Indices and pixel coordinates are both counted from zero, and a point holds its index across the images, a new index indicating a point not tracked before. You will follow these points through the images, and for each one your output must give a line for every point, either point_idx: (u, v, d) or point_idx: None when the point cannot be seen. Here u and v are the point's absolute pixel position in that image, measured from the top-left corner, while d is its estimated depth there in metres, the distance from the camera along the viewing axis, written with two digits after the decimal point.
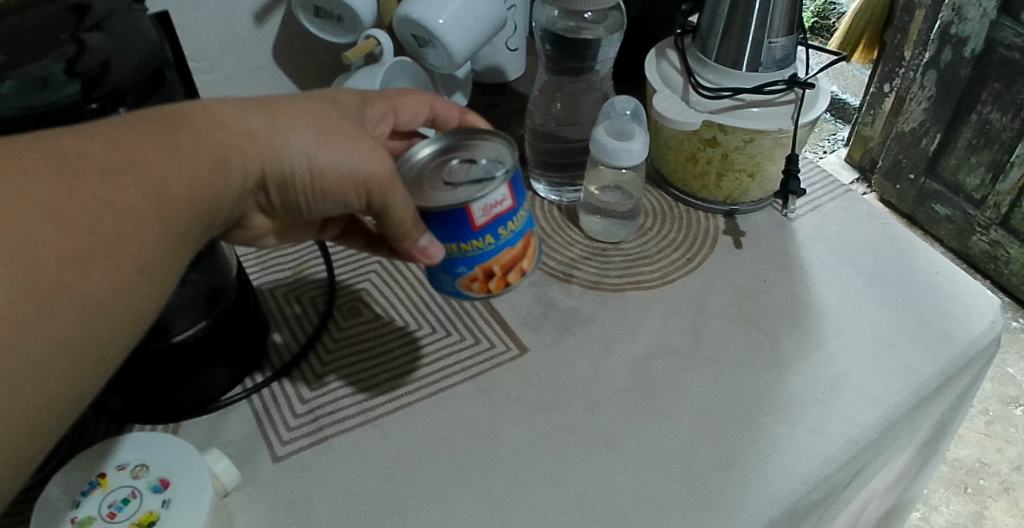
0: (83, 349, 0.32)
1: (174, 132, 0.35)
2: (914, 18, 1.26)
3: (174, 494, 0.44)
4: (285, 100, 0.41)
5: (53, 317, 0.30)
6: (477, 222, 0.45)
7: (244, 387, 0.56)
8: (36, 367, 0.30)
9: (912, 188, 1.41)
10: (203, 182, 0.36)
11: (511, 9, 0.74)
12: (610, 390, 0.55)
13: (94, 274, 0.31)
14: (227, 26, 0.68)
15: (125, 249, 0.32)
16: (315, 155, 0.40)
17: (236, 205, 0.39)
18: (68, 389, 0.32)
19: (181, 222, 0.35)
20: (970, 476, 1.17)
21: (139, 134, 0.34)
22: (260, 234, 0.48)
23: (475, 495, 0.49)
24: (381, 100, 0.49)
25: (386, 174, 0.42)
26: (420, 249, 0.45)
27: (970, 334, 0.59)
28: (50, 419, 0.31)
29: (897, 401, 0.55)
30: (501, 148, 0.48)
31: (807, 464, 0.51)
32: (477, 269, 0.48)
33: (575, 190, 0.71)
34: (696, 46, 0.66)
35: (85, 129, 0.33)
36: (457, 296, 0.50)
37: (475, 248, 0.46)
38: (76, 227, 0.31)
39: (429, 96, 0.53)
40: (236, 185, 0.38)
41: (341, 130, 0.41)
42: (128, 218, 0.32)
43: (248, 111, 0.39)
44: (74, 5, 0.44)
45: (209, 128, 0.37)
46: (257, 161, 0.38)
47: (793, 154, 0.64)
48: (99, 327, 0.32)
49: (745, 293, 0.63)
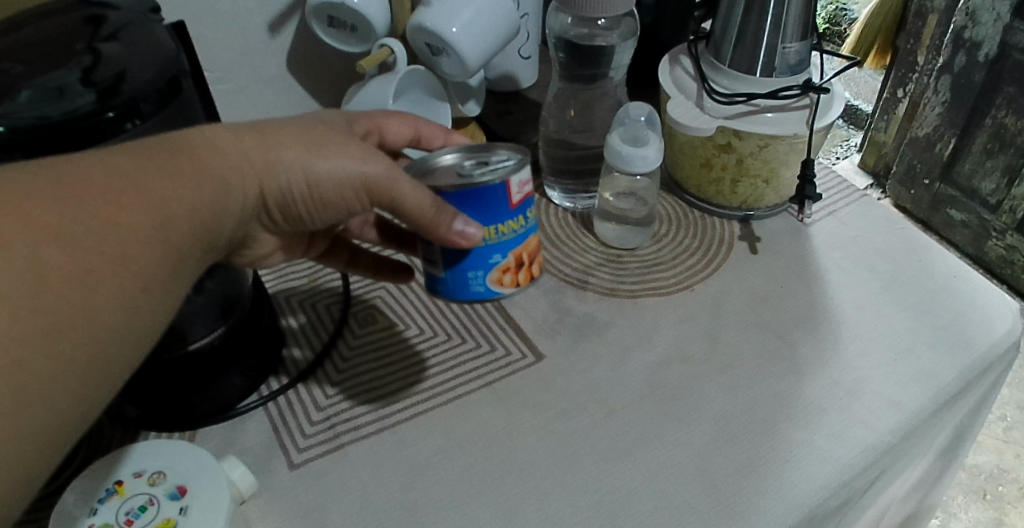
0: (91, 368, 0.32)
1: (172, 156, 0.36)
2: (927, 23, 1.25)
3: (191, 502, 0.44)
4: (274, 120, 0.41)
5: (63, 336, 0.30)
6: (513, 201, 0.44)
7: (260, 395, 0.56)
8: (43, 385, 0.30)
9: (926, 193, 1.39)
10: (204, 202, 0.36)
11: (524, 17, 0.74)
12: (627, 397, 0.55)
13: (100, 291, 0.32)
14: (241, 36, 0.68)
15: (129, 267, 0.33)
16: (310, 167, 0.40)
17: (239, 226, 0.40)
18: (79, 403, 0.32)
19: (183, 240, 0.35)
20: (989, 483, 1.15)
21: (138, 158, 0.34)
22: (265, 253, 0.48)
23: (493, 501, 0.49)
24: (367, 119, 0.49)
25: (385, 173, 0.41)
26: (457, 233, 0.43)
27: (989, 338, 0.59)
28: (61, 438, 0.31)
29: (917, 407, 0.54)
30: (508, 146, 0.46)
31: (827, 469, 0.50)
32: (510, 258, 0.47)
33: (589, 197, 0.72)
34: (710, 52, 0.66)
35: (86, 155, 0.34)
36: (485, 298, 0.48)
37: (510, 229, 0.46)
38: (82, 247, 0.31)
39: (414, 117, 0.54)
40: (237, 203, 0.38)
41: (331, 141, 0.41)
42: (131, 239, 0.33)
43: (241, 134, 0.39)
44: (91, 16, 0.45)
45: (205, 151, 0.37)
46: (254, 180, 0.39)
47: (809, 159, 0.63)
48: (107, 343, 0.32)
49: (761, 299, 0.62)
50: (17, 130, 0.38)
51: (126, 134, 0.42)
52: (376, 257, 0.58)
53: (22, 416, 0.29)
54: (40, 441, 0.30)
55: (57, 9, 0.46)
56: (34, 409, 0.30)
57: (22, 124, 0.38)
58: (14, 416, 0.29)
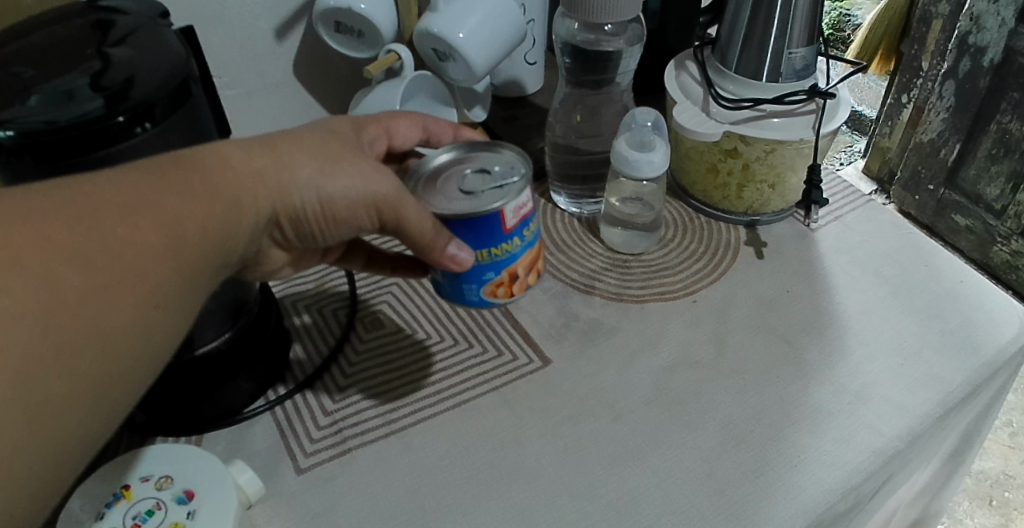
0: (101, 388, 0.32)
1: (186, 174, 0.35)
2: (932, 28, 1.25)
3: (198, 506, 0.44)
4: (287, 134, 0.41)
5: (75, 357, 0.30)
6: (508, 226, 0.45)
7: (268, 399, 0.56)
8: (54, 406, 0.30)
9: (931, 199, 1.38)
10: (217, 221, 0.36)
11: (529, 23, 0.74)
12: (634, 401, 0.55)
13: (114, 312, 0.32)
14: (249, 42, 0.68)
15: (142, 287, 0.33)
16: (323, 186, 0.40)
17: (252, 244, 0.40)
18: (92, 417, 0.32)
19: (195, 260, 0.35)
20: (995, 488, 1.15)
21: (152, 177, 0.34)
22: (276, 268, 0.48)
23: (499, 507, 0.49)
24: (375, 123, 0.49)
25: (395, 192, 0.42)
26: (449, 257, 0.44)
27: (996, 343, 0.59)
28: (71, 454, 0.31)
29: (924, 412, 0.54)
30: (513, 158, 0.47)
31: (835, 474, 0.50)
32: (504, 273, 0.47)
33: (596, 202, 0.72)
34: (716, 58, 0.66)
35: (100, 174, 0.34)
36: (480, 306, 0.49)
37: (504, 251, 0.46)
38: (94, 267, 0.31)
39: (419, 115, 0.54)
40: (251, 223, 0.38)
41: (343, 158, 0.41)
42: (145, 259, 0.33)
43: (255, 150, 0.39)
44: (100, 21, 0.45)
45: (219, 169, 0.37)
46: (268, 199, 0.39)
47: (815, 164, 0.63)
48: (120, 363, 0.32)
49: (768, 304, 0.62)
50: (26, 134, 0.38)
51: (135, 139, 0.42)
52: (393, 254, 0.56)
53: (33, 433, 0.29)
54: (50, 453, 0.30)
55: (68, 14, 0.46)
56: (44, 430, 0.30)
57: (30, 128, 0.38)
58: (23, 434, 0.29)
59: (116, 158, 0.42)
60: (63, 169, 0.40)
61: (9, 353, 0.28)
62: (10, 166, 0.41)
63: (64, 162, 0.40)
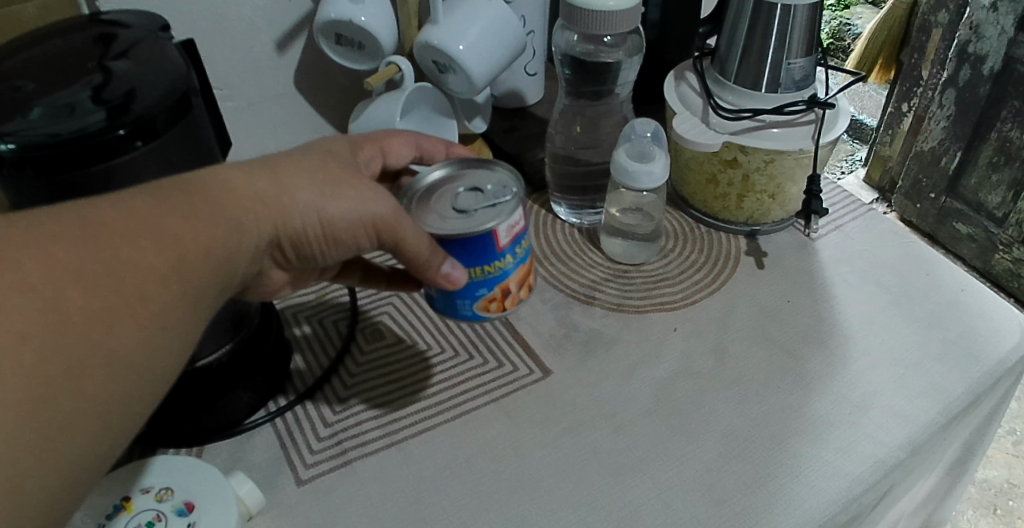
0: (110, 409, 0.32)
1: (188, 197, 0.36)
2: (931, 37, 1.27)
3: (198, 518, 0.45)
4: (288, 156, 0.41)
5: (80, 378, 0.30)
6: (500, 244, 0.45)
7: (268, 411, 0.56)
8: (60, 423, 0.30)
9: (932, 207, 1.37)
10: (219, 243, 0.36)
11: (528, 35, 0.75)
12: (634, 412, 0.55)
13: (120, 331, 0.32)
14: (249, 53, 0.69)
15: (146, 309, 0.33)
16: (323, 207, 0.40)
17: (252, 266, 0.40)
18: (99, 435, 0.32)
19: (199, 282, 0.35)
20: (999, 497, 1.14)
21: (157, 200, 0.35)
22: (276, 286, 0.48)
23: (499, 518, 0.49)
24: (369, 142, 0.50)
25: (392, 212, 0.42)
26: (443, 275, 0.44)
27: (997, 352, 0.58)
28: (76, 471, 0.31)
29: (926, 422, 0.54)
30: (506, 176, 0.47)
31: (836, 485, 0.50)
32: (496, 289, 0.47)
33: (596, 213, 0.72)
34: (715, 68, 0.66)
35: (105, 197, 0.34)
36: (473, 320, 0.49)
37: (497, 268, 0.46)
38: (100, 289, 0.31)
39: (414, 134, 0.54)
40: (251, 245, 0.38)
41: (343, 179, 0.41)
42: (148, 281, 0.33)
43: (255, 173, 0.39)
44: (103, 34, 0.45)
45: (222, 192, 0.37)
46: (269, 221, 0.39)
47: (815, 175, 0.63)
48: (125, 383, 0.32)
49: (768, 314, 0.62)
50: (28, 147, 0.38)
51: (136, 152, 0.42)
52: (389, 268, 0.56)
53: (40, 449, 0.29)
54: (52, 468, 0.30)
55: (72, 27, 0.46)
56: (50, 447, 0.30)
57: (33, 141, 0.38)
58: (31, 451, 0.29)
59: (116, 172, 0.42)
60: (64, 182, 0.40)
61: (18, 375, 0.29)
62: (15, 181, 0.41)
63: (66, 175, 0.41)
